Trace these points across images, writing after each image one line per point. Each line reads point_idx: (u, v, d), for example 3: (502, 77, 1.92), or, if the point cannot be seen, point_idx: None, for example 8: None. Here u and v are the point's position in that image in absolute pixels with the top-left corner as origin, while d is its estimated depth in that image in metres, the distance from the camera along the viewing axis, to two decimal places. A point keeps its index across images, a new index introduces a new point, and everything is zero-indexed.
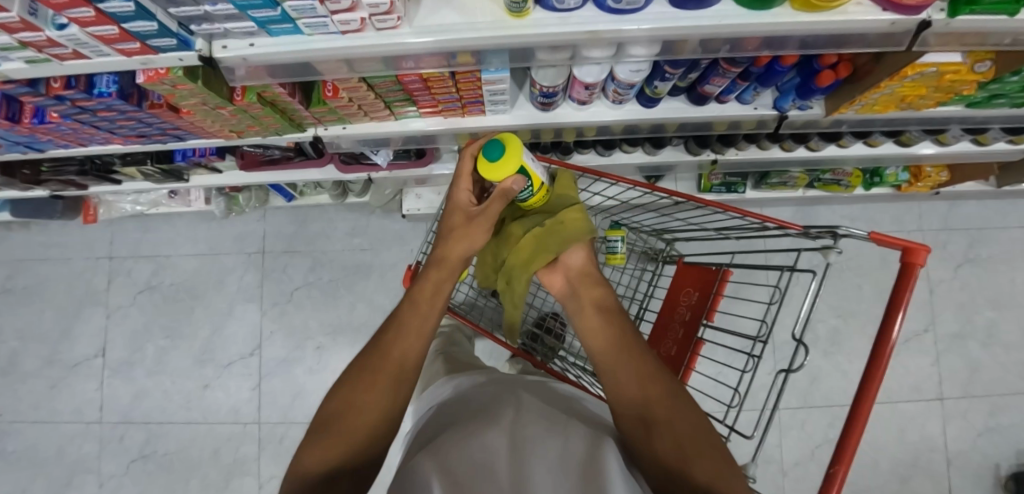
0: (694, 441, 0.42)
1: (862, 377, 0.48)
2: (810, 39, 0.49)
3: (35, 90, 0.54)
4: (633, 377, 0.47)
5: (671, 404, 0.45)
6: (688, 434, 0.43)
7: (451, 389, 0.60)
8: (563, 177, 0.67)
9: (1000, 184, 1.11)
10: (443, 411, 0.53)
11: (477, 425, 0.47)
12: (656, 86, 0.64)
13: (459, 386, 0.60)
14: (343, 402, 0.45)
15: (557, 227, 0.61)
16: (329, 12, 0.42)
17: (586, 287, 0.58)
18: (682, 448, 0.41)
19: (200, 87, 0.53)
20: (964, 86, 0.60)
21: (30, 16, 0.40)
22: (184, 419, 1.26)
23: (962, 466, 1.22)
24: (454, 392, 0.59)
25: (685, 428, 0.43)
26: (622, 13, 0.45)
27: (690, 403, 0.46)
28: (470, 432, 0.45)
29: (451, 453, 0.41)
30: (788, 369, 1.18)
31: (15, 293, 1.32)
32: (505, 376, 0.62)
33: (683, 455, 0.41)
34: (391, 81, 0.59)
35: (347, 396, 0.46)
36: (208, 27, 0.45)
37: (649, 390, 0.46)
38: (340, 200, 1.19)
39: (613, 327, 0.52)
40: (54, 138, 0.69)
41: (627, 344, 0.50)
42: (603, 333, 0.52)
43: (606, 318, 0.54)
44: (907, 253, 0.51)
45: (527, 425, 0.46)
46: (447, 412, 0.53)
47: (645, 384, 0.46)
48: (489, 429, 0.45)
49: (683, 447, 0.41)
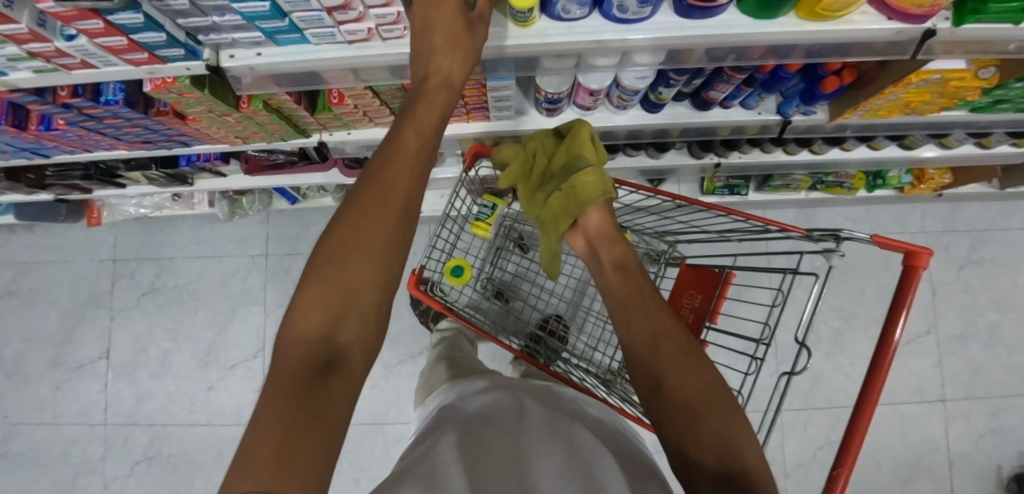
0: (707, 402, 0.41)
1: (864, 384, 0.49)
2: (816, 48, 0.49)
3: (42, 99, 0.55)
4: (646, 345, 0.46)
5: (685, 367, 0.44)
6: (700, 396, 0.42)
7: (456, 392, 0.61)
8: (580, 132, 0.58)
9: (1003, 186, 1.11)
10: (448, 415, 0.53)
11: (488, 428, 0.47)
12: (660, 92, 0.64)
13: (463, 391, 0.60)
14: (339, 248, 0.39)
15: (573, 191, 0.55)
16: (336, 22, 0.42)
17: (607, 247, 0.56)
18: (693, 411, 0.41)
19: (207, 96, 0.53)
20: (969, 92, 0.60)
21: (39, 28, 0.41)
22: (188, 420, 1.26)
23: (963, 467, 1.22)
24: (459, 395, 0.59)
25: (698, 390, 0.42)
26: (629, 22, 0.45)
27: (705, 364, 0.44)
28: (476, 435, 0.45)
29: (452, 455, 0.41)
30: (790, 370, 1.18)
31: (19, 295, 1.33)
32: (507, 381, 0.62)
33: (697, 422, 0.40)
34: (395, 88, 0.59)
35: (334, 254, 0.38)
36: (215, 37, 0.45)
37: (663, 352, 0.45)
38: (343, 203, 1.19)
39: (628, 287, 0.51)
40: (60, 144, 0.69)
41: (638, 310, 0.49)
42: (618, 298, 0.51)
43: (620, 280, 0.52)
44: (909, 256, 0.51)
45: (531, 428, 0.47)
46: (452, 415, 0.52)
47: (656, 349, 0.46)
48: (496, 432, 0.46)
49: (696, 410, 0.41)
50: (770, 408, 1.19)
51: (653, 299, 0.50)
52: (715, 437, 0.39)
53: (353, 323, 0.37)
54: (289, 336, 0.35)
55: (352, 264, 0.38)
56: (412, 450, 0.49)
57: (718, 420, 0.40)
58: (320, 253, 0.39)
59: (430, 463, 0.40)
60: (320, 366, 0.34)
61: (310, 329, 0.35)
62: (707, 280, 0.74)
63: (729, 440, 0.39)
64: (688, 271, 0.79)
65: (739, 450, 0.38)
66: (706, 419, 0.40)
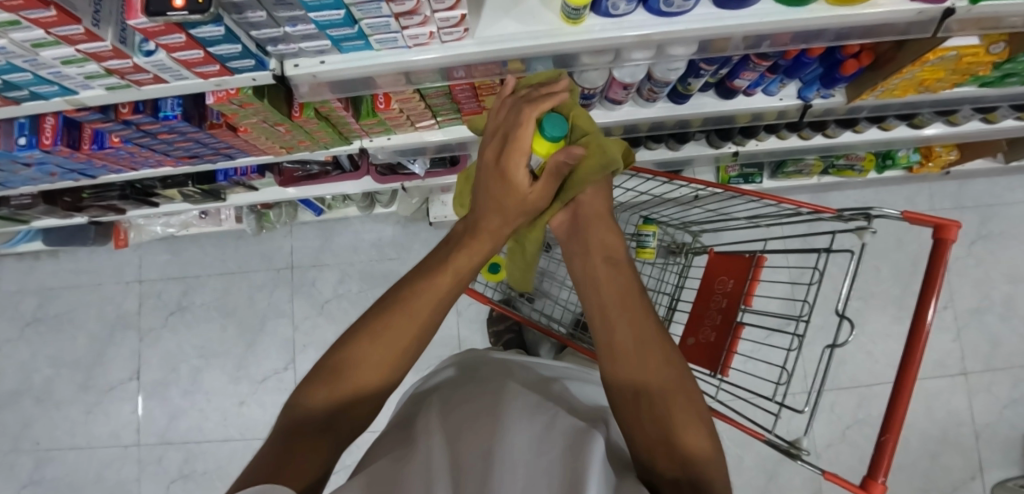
0: (680, 407, 0.44)
1: (900, 363, 0.52)
2: (844, 32, 0.52)
3: (105, 116, 0.58)
4: (626, 352, 0.48)
5: (663, 373, 0.46)
6: (675, 404, 0.44)
7: (446, 366, 0.64)
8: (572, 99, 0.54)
9: (1009, 160, 1.15)
10: (434, 390, 0.56)
11: (466, 398, 0.49)
12: (689, 83, 0.67)
13: (440, 379, 0.60)
14: (370, 327, 0.45)
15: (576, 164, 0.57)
16: (401, 28, 0.45)
17: (598, 227, 0.60)
18: (666, 411, 0.43)
19: (265, 105, 0.56)
20: (980, 66, 0.64)
21: (121, 45, 0.43)
22: (221, 436, 1.27)
23: (990, 439, 1.24)
24: (437, 383, 0.59)
25: (672, 398, 0.44)
26: (670, 15, 0.48)
27: (685, 382, 0.47)
28: (452, 412, 0.45)
29: (421, 443, 0.39)
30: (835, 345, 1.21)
31: (46, 321, 1.34)
32: (482, 362, 0.61)
33: (673, 432, 0.41)
34: (442, 91, 0.62)
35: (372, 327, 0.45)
36: (283, 48, 0.48)
37: (647, 359, 0.47)
38: (367, 212, 1.22)
39: (613, 283, 0.54)
40: (109, 163, 0.72)
41: (628, 313, 0.51)
42: (596, 287, 0.55)
43: (609, 275, 0.55)
44: (939, 229, 0.54)
45: (509, 402, 0.46)
46: (438, 389, 0.55)
47: (636, 360, 0.48)
48: (468, 412, 0.45)
49: (668, 410, 0.43)
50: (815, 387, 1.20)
51: (642, 302, 0.53)
52: (681, 448, 0.40)
53: (359, 405, 0.43)
54: (300, 404, 0.40)
55: (367, 358, 0.43)
56: (402, 418, 0.51)
57: (691, 436, 0.41)
58: (338, 347, 0.45)
59: (417, 432, 0.43)
60: (321, 422, 0.39)
61: (319, 397, 0.41)
62: (738, 264, 0.78)
63: (698, 453, 0.40)
64: (719, 257, 0.82)
65: (703, 465, 0.38)
66: (677, 427, 0.41)
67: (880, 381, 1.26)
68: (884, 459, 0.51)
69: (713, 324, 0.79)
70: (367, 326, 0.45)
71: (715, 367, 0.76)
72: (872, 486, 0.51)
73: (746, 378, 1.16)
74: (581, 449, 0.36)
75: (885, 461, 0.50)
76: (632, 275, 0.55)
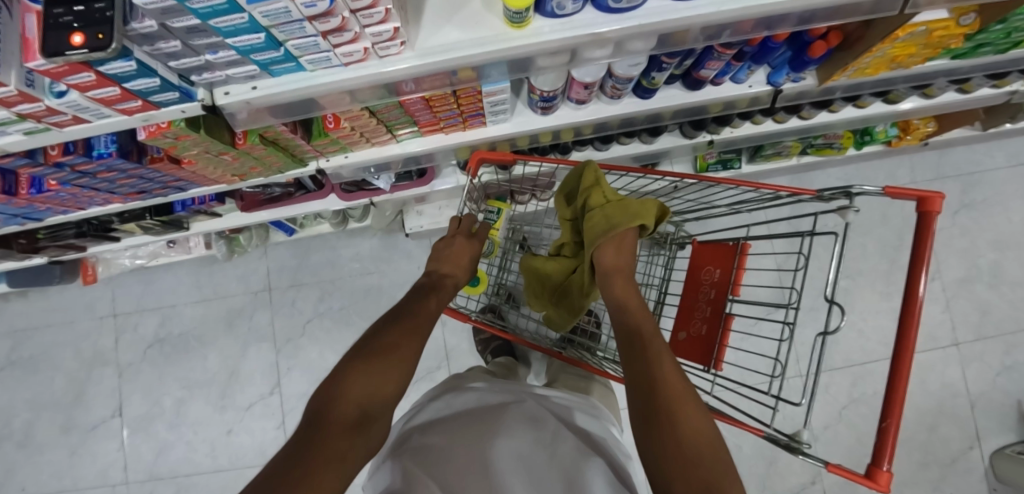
0: (699, 434, 0.40)
1: (896, 347, 0.51)
2: (807, 14, 0.50)
3: (34, 161, 0.54)
4: (643, 375, 0.46)
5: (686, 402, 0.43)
6: (696, 430, 0.41)
7: (438, 389, 0.62)
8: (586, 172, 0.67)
9: (987, 127, 1.13)
10: (431, 413, 0.54)
11: (462, 442, 0.46)
12: (653, 77, 0.64)
13: (442, 408, 0.55)
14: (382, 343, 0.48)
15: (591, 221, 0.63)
16: (332, 46, 0.42)
17: (621, 283, 0.58)
18: (682, 443, 0.40)
19: (204, 136, 0.53)
20: (953, 39, 0.61)
21: (28, 88, 0.39)
22: (211, 467, 1.23)
23: (986, 408, 1.24)
24: (439, 413, 0.54)
25: (695, 422, 0.41)
26: (621, 12, 0.45)
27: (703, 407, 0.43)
28: (449, 462, 0.42)
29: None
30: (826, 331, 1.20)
31: (20, 364, 1.30)
32: (496, 392, 0.58)
33: (689, 458, 0.39)
34: (392, 106, 0.59)
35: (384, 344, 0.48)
36: (209, 75, 0.45)
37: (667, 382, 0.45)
38: (341, 227, 1.19)
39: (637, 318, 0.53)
40: (53, 205, 0.68)
41: (642, 346, 0.49)
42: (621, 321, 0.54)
43: (622, 320, 0.54)
44: (922, 202, 0.52)
45: (508, 455, 0.44)
46: (431, 424, 0.51)
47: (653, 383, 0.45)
48: (466, 466, 0.42)
49: (685, 442, 0.40)
50: (810, 372, 1.18)
51: (655, 337, 0.50)
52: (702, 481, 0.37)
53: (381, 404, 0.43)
54: (332, 394, 0.41)
55: (386, 360, 0.46)
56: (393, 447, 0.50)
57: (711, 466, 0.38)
58: (359, 353, 0.47)
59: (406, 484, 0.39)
60: (355, 421, 0.39)
61: (351, 397, 0.41)
62: (723, 253, 0.76)
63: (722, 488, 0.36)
64: (702, 247, 0.80)
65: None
66: (698, 459, 0.39)
67: (872, 358, 1.26)
68: (887, 445, 0.49)
69: (703, 316, 0.76)
70: (374, 350, 0.48)
71: (708, 361, 0.73)
72: (878, 475, 0.49)
73: (739, 367, 1.15)
74: None
75: (891, 444, 0.49)
76: (651, 317, 0.54)
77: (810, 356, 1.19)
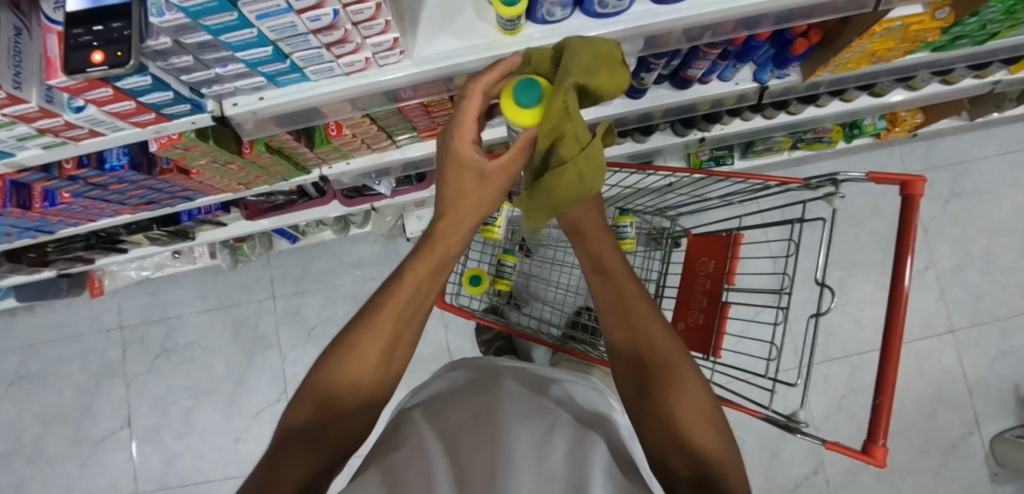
0: (689, 404, 0.42)
1: (885, 330, 0.52)
2: (783, 14, 0.52)
3: (49, 174, 0.56)
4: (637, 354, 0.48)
5: (676, 371, 0.45)
6: (688, 403, 0.42)
7: (444, 367, 0.63)
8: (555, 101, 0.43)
9: (973, 117, 1.16)
10: (432, 390, 0.55)
11: (470, 403, 0.47)
12: (642, 78, 0.67)
13: (442, 385, 0.56)
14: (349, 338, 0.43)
15: None
16: (335, 56, 0.44)
17: (605, 241, 0.58)
18: (675, 411, 0.42)
19: (212, 146, 0.55)
20: (929, 33, 0.64)
21: (48, 104, 0.41)
22: (220, 475, 1.24)
23: (983, 393, 1.26)
24: (440, 387, 0.55)
25: (685, 394, 0.43)
26: (607, 16, 0.47)
27: (696, 378, 0.45)
28: (454, 418, 0.44)
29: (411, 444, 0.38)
30: (818, 312, 1.23)
31: (29, 379, 1.31)
32: (488, 368, 0.58)
33: (680, 429, 0.40)
34: (391, 112, 0.61)
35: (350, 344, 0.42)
36: (218, 88, 0.47)
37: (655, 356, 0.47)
38: (343, 234, 1.22)
39: (618, 284, 0.53)
40: (65, 218, 0.70)
41: (631, 317, 0.50)
42: (604, 288, 0.54)
43: (608, 284, 0.54)
44: (905, 186, 0.55)
45: (511, 409, 0.45)
46: (434, 395, 0.52)
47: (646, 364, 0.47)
48: (469, 421, 0.43)
49: (677, 411, 0.42)
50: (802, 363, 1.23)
51: (643, 303, 0.51)
52: (694, 447, 0.39)
53: (345, 424, 0.39)
54: (282, 430, 0.38)
55: (351, 370, 0.41)
56: (396, 416, 0.51)
57: (701, 433, 0.40)
58: (316, 370, 0.42)
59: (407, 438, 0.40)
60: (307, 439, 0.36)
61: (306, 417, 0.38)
62: (716, 245, 0.78)
63: (712, 452, 0.38)
64: (696, 240, 0.83)
65: (717, 460, 0.37)
66: (686, 427, 0.40)
67: (869, 348, 1.27)
68: (881, 422, 0.51)
69: (700, 306, 0.78)
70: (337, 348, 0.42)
71: (706, 349, 0.75)
72: (873, 450, 0.51)
73: (738, 359, 1.17)
74: (582, 464, 0.35)
75: (884, 423, 0.51)
76: (642, 284, 0.54)
77: (807, 346, 1.22)
